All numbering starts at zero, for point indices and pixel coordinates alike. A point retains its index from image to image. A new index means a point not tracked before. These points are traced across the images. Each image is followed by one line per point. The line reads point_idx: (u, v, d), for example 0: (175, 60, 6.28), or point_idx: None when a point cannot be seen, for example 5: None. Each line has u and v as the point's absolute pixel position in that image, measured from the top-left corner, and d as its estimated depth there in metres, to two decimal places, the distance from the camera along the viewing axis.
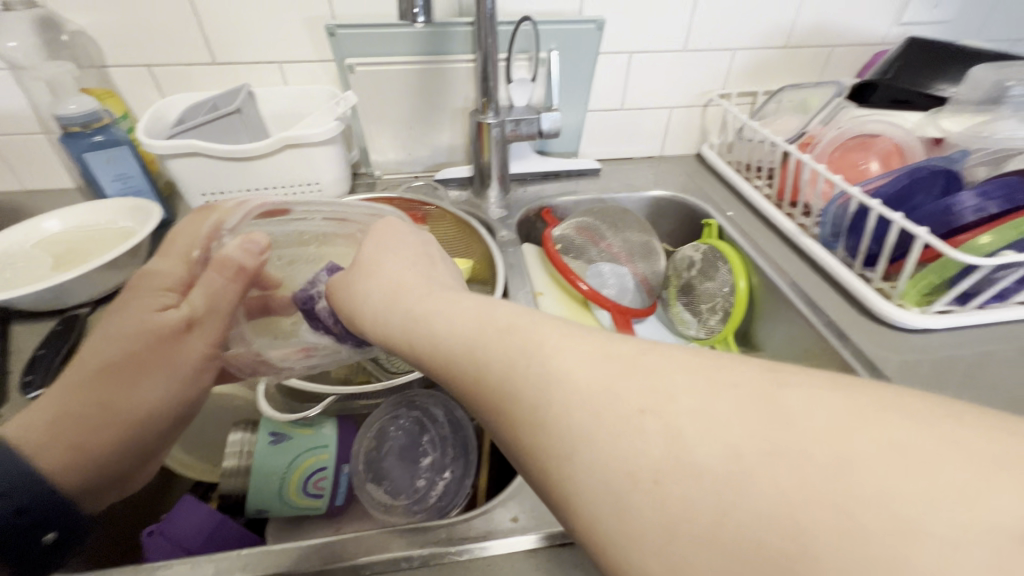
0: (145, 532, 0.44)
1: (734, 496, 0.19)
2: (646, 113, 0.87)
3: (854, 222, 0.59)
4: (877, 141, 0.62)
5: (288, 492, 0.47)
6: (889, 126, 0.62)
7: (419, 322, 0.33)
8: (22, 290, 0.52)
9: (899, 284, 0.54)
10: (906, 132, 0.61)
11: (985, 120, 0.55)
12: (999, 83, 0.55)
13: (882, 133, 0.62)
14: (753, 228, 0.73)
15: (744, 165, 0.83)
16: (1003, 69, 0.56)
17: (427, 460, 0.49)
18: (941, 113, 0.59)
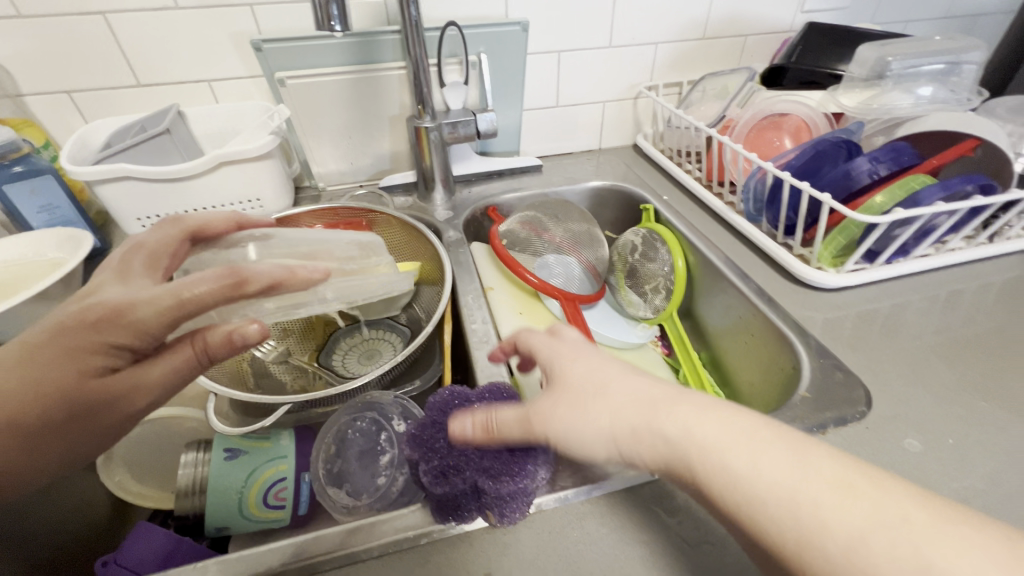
0: (98, 563, 0.42)
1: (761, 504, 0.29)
2: (581, 108, 0.90)
3: (772, 194, 0.64)
4: (786, 120, 0.67)
5: (248, 505, 0.47)
6: (795, 105, 0.67)
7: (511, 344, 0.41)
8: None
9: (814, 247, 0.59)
10: (811, 109, 0.66)
11: (876, 93, 0.61)
12: (882, 59, 0.60)
13: (790, 112, 0.67)
14: (687, 210, 0.77)
15: (676, 151, 0.87)
16: (883, 46, 0.61)
17: (386, 457, 0.49)
18: (839, 90, 0.65)
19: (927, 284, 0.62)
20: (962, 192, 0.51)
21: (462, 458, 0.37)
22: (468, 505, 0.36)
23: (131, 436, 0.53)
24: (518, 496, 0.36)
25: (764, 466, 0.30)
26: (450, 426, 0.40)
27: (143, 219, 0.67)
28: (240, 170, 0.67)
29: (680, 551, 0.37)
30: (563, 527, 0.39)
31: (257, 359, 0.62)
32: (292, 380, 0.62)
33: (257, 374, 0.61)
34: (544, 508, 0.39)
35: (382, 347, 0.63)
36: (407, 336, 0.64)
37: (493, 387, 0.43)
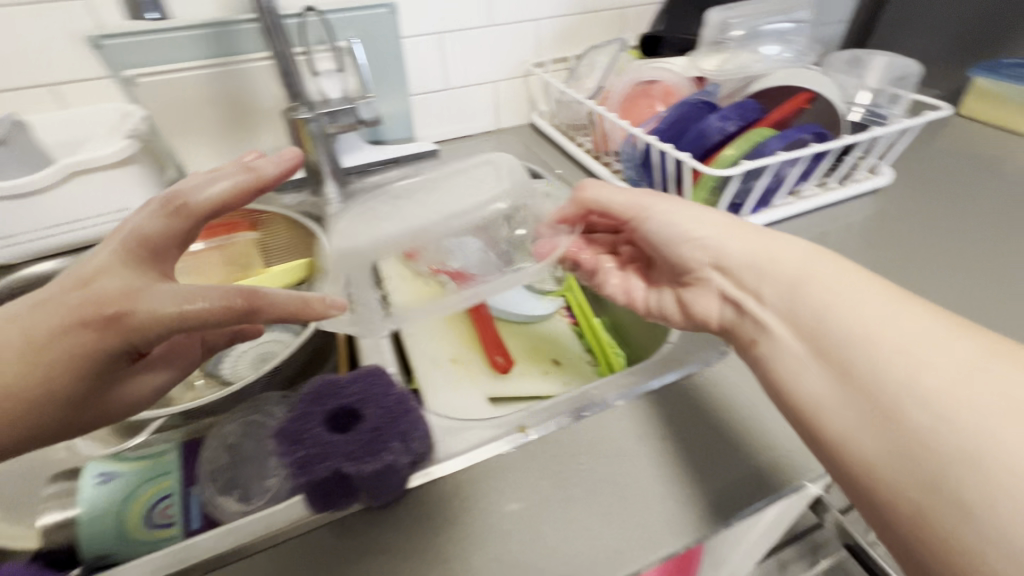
0: None
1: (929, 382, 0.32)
2: (472, 90, 0.90)
3: (644, 159, 0.66)
4: (653, 87, 0.70)
5: (130, 526, 0.44)
6: (658, 72, 0.69)
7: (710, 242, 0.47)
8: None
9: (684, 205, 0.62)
10: (674, 74, 0.69)
11: (723, 56, 0.66)
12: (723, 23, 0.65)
13: (656, 78, 0.70)
14: (579, 181, 0.79)
15: (568, 125, 0.89)
16: (727, 10, 0.65)
17: (275, 458, 0.48)
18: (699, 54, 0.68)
19: (790, 230, 0.66)
20: (799, 140, 0.56)
21: (325, 447, 0.37)
22: (333, 493, 0.36)
23: None
24: (381, 475, 0.36)
25: (949, 373, 0.32)
26: (320, 414, 0.39)
27: None
28: (97, 179, 0.62)
29: (549, 504, 0.39)
30: (440, 497, 0.39)
31: None
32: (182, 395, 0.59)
33: None
34: (423, 483, 0.40)
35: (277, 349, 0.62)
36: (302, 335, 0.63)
37: (370, 371, 0.43)
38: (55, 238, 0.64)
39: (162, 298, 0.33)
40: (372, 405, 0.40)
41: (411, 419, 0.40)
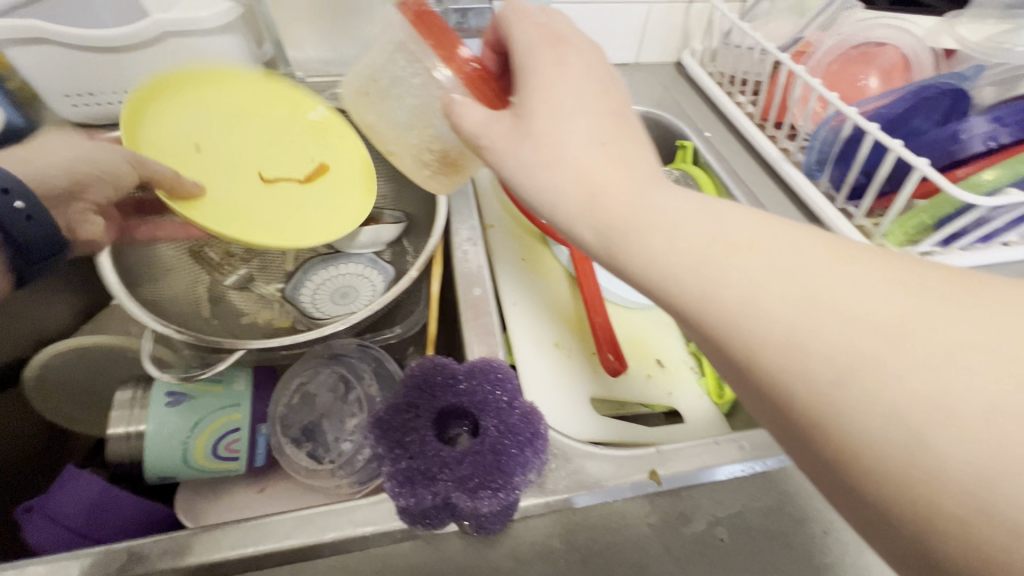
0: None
1: (843, 377, 0.22)
2: (622, 9, 0.73)
3: (845, 148, 0.53)
4: (882, 53, 0.55)
5: (194, 457, 0.42)
6: (897, 34, 0.54)
7: (626, 220, 0.28)
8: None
9: (885, 222, 0.50)
10: (915, 42, 0.54)
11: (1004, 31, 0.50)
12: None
13: (889, 42, 0.55)
14: (732, 156, 0.66)
15: (727, 77, 0.73)
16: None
17: (354, 421, 0.43)
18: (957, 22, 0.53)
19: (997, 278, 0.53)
20: None
21: (448, 469, 0.29)
22: (437, 518, 0.29)
23: (61, 364, 0.44)
24: (501, 512, 0.29)
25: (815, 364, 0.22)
26: (428, 410, 0.32)
27: (72, 95, 0.54)
28: (188, 43, 0.53)
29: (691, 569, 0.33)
30: (563, 548, 0.32)
31: (214, 282, 0.54)
32: (253, 309, 0.55)
33: (211, 299, 0.53)
34: (529, 516, 0.33)
35: (359, 285, 0.55)
36: (388, 276, 0.55)
37: (487, 364, 0.34)
38: None
39: (756, 265, 0.25)
40: (484, 401, 0.32)
41: (539, 443, 0.31)
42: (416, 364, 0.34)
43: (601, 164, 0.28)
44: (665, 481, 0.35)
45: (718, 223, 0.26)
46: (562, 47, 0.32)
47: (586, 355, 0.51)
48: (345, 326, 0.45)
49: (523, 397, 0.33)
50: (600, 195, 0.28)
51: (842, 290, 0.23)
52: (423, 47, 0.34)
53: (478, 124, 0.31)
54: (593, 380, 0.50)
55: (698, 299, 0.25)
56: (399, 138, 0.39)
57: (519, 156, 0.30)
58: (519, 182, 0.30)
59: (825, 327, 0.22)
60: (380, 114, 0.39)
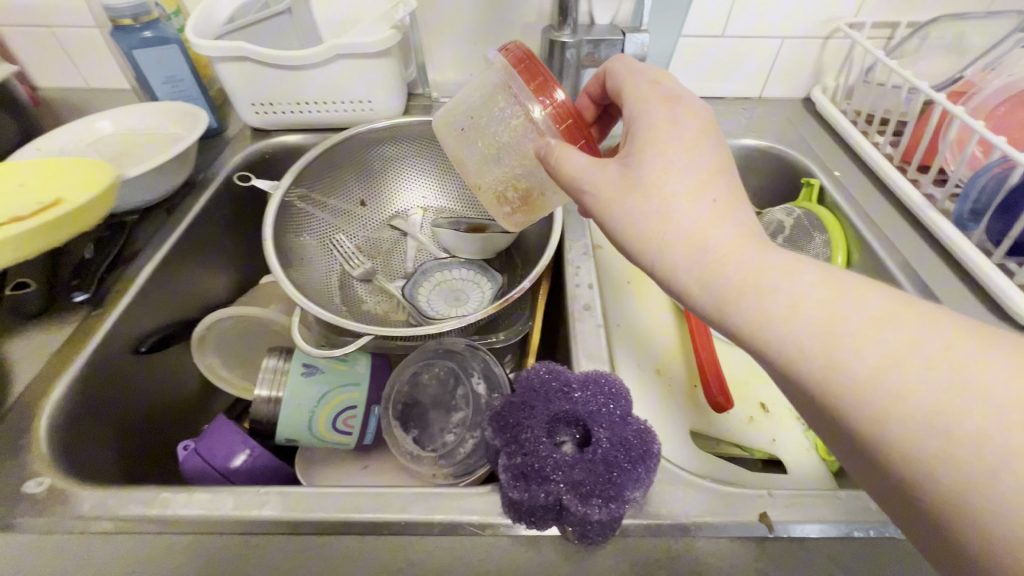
0: (166, 489, 0.34)
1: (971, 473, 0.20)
2: (752, 44, 0.72)
3: (1009, 199, 0.47)
4: None
5: (317, 425, 0.47)
6: None
7: (732, 290, 0.27)
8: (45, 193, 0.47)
9: None
10: None
11: None
12: None
13: None
14: (864, 197, 0.62)
15: (864, 116, 0.69)
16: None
17: (458, 415, 0.46)
18: None
19: None
20: None
21: (563, 472, 0.30)
22: (545, 515, 0.30)
23: (223, 327, 0.52)
24: (609, 523, 0.29)
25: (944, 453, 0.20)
26: (544, 413, 0.33)
27: (256, 104, 0.64)
28: (352, 64, 0.60)
29: None
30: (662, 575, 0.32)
31: (345, 272, 0.61)
32: (373, 301, 0.60)
33: (341, 287, 0.60)
34: (629, 534, 0.33)
35: (470, 291, 0.59)
36: (497, 285, 0.58)
37: (602, 377, 0.35)
38: (307, 114, 0.65)
39: (882, 339, 0.23)
40: (599, 413, 0.33)
41: (651, 463, 0.31)
42: (534, 368, 0.36)
43: (716, 224, 0.28)
44: (776, 527, 0.33)
45: (843, 296, 0.25)
46: (676, 103, 0.33)
47: (687, 387, 0.50)
48: (461, 324, 0.48)
49: (636, 414, 0.33)
50: (708, 258, 0.28)
51: (985, 381, 0.20)
52: (521, 89, 0.36)
53: (580, 168, 0.32)
54: (693, 413, 0.49)
55: (811, 378, 0.24)
56: (485, 173, 0.40)
57: (628, 208, 0.30)
58: (625, 232, 0.31)
59: (962, 420, 0.20)
60: (468, 151, 0.40)
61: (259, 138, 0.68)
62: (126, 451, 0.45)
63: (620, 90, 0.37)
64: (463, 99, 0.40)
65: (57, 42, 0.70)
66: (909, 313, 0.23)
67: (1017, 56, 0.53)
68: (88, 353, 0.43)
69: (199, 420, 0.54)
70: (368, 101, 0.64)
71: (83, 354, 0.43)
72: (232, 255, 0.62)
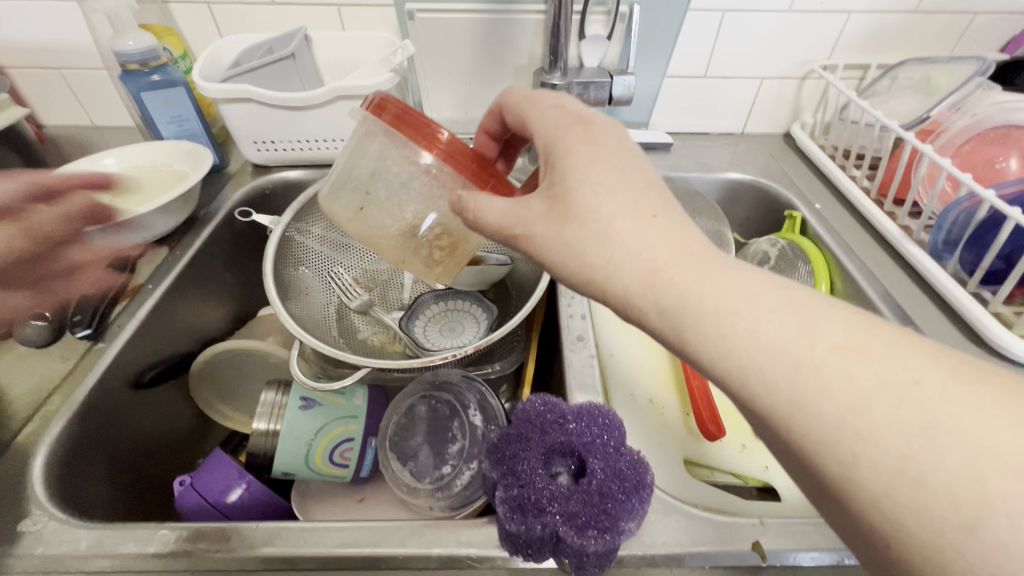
0: (163, 526, 0.35)
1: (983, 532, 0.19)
2: (733, 83, 0.75)
3: (979, 231, 0.50)
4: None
5: (314, 458, 0.47)
6: None
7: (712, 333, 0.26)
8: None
9: None
10: None
11: None
12: None
13: None
14: (844, 228, 0.64)
15: (840, 150, 0.73)
16: None
17: (454, 447, 0.46)
18: None
19: None
20: None
21: (559, 505, 0.31)
22: (542, 548, 0.31)
23: (220, 361, 0.53)
24: (604, 555, 0.30)
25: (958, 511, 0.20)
26: (539, 446, 0.34)
27: (258, 142, 0.66)
28: (352, 105, 0.63)
29: None
30: None
31: (342, 304, 0.62)
32: (370, 331, 0.61)
33: (339, 318, 0.61)
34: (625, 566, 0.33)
35: (465, 322, 0.60)
36: (492, 315, 0.60)
37: (595, 409, 0.36)
38: (307, 151, 0.68)
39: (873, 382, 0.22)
40: (593, 445, 0.34)
41: (644, 494, 0.32)
42: (528, 401, 0.37)
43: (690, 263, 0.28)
44: (769, 556, 0.34)
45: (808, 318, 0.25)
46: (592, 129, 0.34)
47: (679, 415, 0.51)
48: (457, 356, 0.49)
49: (629, 446, 0.34)
50: (681, 296, 0.27)
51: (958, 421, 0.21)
52: (410, 146, 0.36)
53: (501, 219, 0.34)
54: (686, 442, 0.49)
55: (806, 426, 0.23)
56: (390, 234, 0.39)
57: (567, 240, 0.31)
58: (578, 267, 0.31)
59: (917, 445, 0.21)
60: (376, 220, 0.39)
61: (260, 173, 0.70)
62: (120, 486, 0.44)
63: (523, 120, 0.37)
64: (354, 166, 0.39)
65: (66, 82, 0.72)
66: (865, 336, 0.24)
67: (979, 97, 0.57)
68: (88, 388, 0.44)
69: (194, 454, 0.54)
70: None
71: (84, 390, 0.44)
72: (231, 288, 0.63)
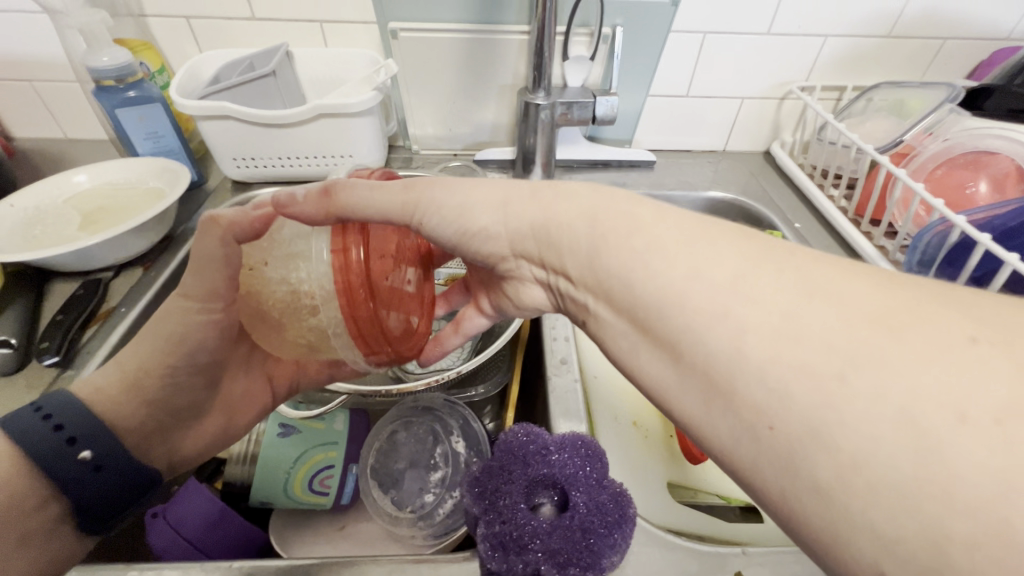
0: (132, 568, 0.33)
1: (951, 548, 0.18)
2: (714, 103, 0.77)
3: (951, 254, 0.51)
4: (993, 160, 0.54)
5: (293, 487, 0.46)
6: (1009, 144, 0.53)
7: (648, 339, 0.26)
8: (25, 253, 0.47)
9: None
10: None
11: None
12: None
13: (1000, 151, 0.53)
14: (822, 247, 0.66)
15: (818, 170, 0.74)
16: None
17: (437, 474, 0.46)
18: None
19: None
20: None
21: (541, 541, 0.30)
22: None
23: None
24: None
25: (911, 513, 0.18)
26: (522, 479, 0.34)
27: (238, 159, 0.65)
28: (335, 123, 0.62)
29: None
30: None
31: None
32: None
33: None
34: None
35: None
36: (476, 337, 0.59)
37: (579, 439, 0.36)
38: (289, 168, 0.67)
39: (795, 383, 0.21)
40: (575, 478, 0.33)
41: (627, 528, 0.31)
42: (511, 431, 0.36)
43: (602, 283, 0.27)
44: None
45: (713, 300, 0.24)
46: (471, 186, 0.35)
47: (663, 438, 0.51)
48: (440, 381, 0.49)
49: (612, 477, 0.34)
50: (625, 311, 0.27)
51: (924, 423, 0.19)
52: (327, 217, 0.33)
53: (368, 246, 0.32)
54: (669, 465, 0.50)
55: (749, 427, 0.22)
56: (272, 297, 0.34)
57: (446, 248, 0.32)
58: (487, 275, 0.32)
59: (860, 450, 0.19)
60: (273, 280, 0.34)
61: (241, 190, 0.69)
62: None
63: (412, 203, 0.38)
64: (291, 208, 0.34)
65: (38, 94, 0.70)
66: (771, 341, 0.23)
67: (949, 123, 0.58)
68: None
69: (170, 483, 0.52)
70: (350, 156, 0.66)
71: None
72: None
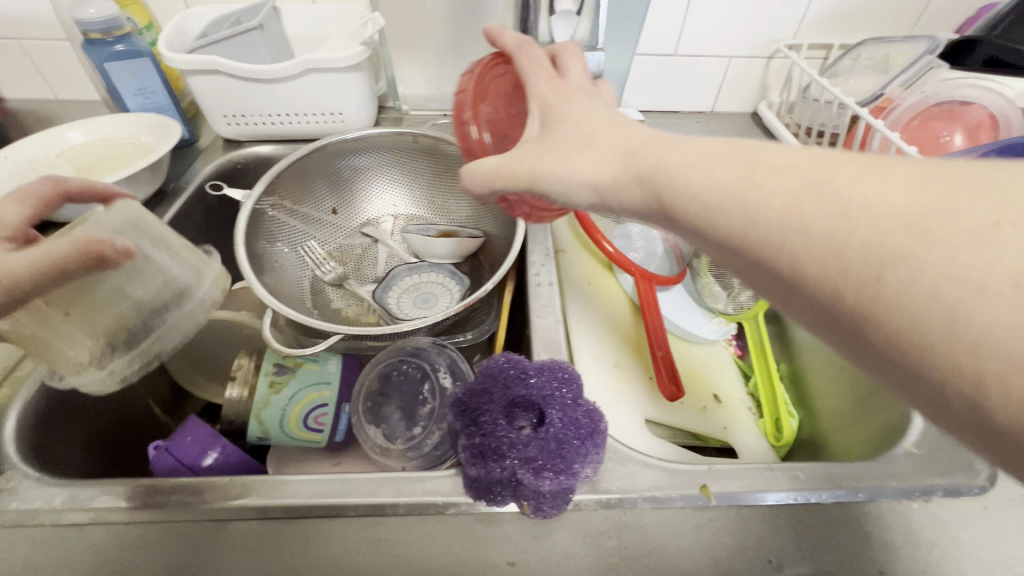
0: (134, 481, 0.35)
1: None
2: (701, 62, 0.77)
3: None
4: (968, 111, 0.55)
5: (288, 423, 0.48)
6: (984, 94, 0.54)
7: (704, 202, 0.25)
8: None
9: None
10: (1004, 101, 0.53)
11: None
12: None
13: (975, 101, 0.55)
14: None
15: (804, 128, 0.75)
16: None
17: (425, 409, 0.48)
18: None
19: None
20: None
21: (517, 450, 0.32)
22: (503, 491, 0.33)
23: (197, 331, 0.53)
24: (559, 495, 0.32)
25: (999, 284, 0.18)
26: (502, 398, 0.36)
27: (229, 116, 0.66)
28: (323, 78, 0.63)
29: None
30: (610, 542, 0.35)
31: (317, 278, 0.63)
32: (344, 304, 0.62)
33: (313, 293, 0.61)
34: (581, 509, 0.36)
35: (439, 293, 0.61)
36: (465, 287, 0.61)
37: (555, 364, 0.38)
38: (279, 125, 0.67)
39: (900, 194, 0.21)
40: (551, 396, 0.35)
41: (598, 439, 0.34)
42: (494, 357, 0.38)
43: (719, 165, 0.26)
44: (715, 497, 0.36)
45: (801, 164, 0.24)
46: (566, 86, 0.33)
47: (643, 378, 0.54)
48: (427, 324, 0.50)
49: (587, 397, 0.36)
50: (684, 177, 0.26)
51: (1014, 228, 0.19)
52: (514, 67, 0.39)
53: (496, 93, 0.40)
54: (649, 403, 0.52)
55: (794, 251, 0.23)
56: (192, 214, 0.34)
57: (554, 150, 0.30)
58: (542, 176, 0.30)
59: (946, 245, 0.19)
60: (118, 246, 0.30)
61: (232, 148, 0.70)
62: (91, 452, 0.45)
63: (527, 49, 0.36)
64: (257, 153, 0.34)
65: (26, 54, 0.70)
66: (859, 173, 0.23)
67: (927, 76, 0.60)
68: None
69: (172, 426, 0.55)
70: (339, 113, 0.66)
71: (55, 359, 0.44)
72: None
